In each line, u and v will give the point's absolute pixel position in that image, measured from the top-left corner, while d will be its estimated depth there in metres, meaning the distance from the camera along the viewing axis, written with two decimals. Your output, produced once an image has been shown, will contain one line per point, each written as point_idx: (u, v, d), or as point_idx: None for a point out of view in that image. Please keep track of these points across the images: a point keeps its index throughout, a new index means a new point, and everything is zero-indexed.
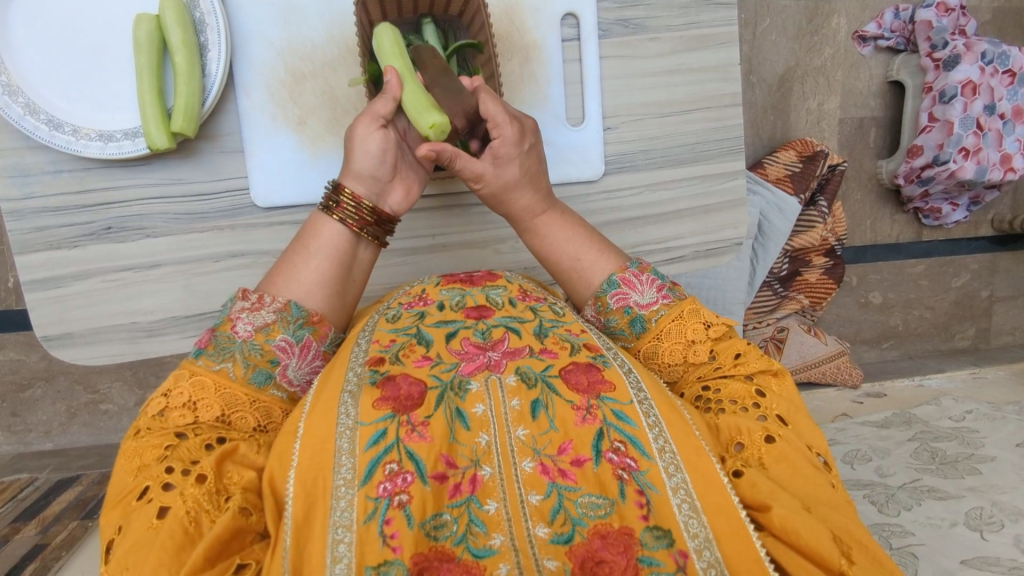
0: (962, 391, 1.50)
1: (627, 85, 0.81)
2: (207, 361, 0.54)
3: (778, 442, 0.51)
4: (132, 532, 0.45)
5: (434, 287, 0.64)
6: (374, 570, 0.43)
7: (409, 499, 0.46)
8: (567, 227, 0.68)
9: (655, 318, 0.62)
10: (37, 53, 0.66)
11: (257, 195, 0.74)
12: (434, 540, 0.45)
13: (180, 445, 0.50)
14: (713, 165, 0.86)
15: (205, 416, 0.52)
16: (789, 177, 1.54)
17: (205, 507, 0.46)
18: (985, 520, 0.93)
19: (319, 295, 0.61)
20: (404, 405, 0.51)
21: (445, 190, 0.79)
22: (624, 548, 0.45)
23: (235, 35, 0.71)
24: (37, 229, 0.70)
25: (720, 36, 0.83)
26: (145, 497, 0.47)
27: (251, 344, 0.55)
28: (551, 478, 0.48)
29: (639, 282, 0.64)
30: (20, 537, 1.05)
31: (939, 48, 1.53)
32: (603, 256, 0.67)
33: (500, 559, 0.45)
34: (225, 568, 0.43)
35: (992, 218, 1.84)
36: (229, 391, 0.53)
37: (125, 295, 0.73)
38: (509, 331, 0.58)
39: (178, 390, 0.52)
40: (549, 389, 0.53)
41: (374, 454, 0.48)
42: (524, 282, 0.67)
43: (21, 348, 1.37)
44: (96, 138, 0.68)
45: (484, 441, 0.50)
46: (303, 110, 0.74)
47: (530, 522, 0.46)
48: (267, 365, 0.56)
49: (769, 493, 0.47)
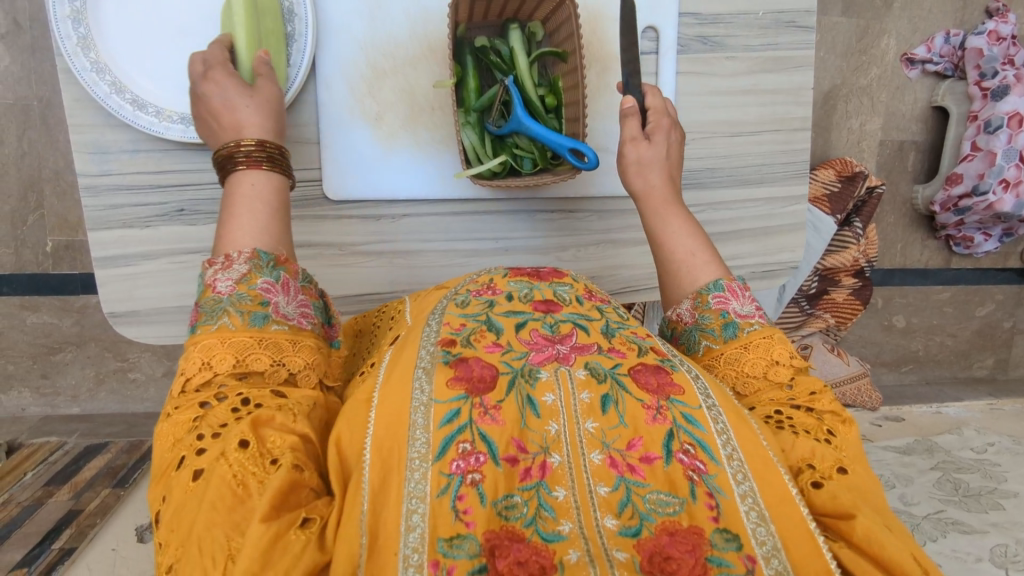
0: (982, 422, 1.51)
1: (700, 102, 0.81)
2: (205, 329, 0.49)
3: (851, 475, 0.48)
4: (178, 498, 0.41)
5: (502, 279, 0.61)
6: (446, 543, 0.40)
7: (482, 478, 0.43)
8: (684, 223, 0.67)
9: (748, 330, 0.59)
10: (126, 31, 0.66)
11: (329, 188, 0.74)
12: (505, 519, 0.42)
13: (207, 414, 0.45)
14: (776, 187, 0.86)
15: (221, 368, 0.48)
16: (827, 196, 1.54)
17: (250, 468, 0.42)
18: (1010, 558, 0.94)
19: (264, 235, 0.55)
20: (477, 387, 0.47)
21: (514, 198, 0.80)
22: (692, 547, 0.42)
23: (321, 27, 0.71)
24: (112, 206, 0.70)
25: (796, 59, 0.83)
26: (183, 465, 0.43)
27: (238, 295, 0.50)
28: (619, 472, 0.45)
29: (741, 294, 0.61)
30: (55, 501, 1.06)
31: (989, 77, 1.52)
32: (713, 257, 0.64)
33: (569, 545, 0.42)
34: (292, 521, 0.40)
35: (1022, 250, 1.84)
36: (236, 338, 0.49)
37: (192, 278, 0.74)
38: (577, 327, 0.55)
39: (191, 362, 0.48)
40: (619, 387, 0.49)
41: (447, 432, 0.44)
42: (590, 282, 0.64)
43: (55, 312, 1.37)
44: (178, 121, 0.68)
45: (554, 430, 0.47)
46: (382, 107, 0.74)
47: (598, 512, 0.43)
48: (260, 308, 0.50)
49: (850, 502, 0.45)
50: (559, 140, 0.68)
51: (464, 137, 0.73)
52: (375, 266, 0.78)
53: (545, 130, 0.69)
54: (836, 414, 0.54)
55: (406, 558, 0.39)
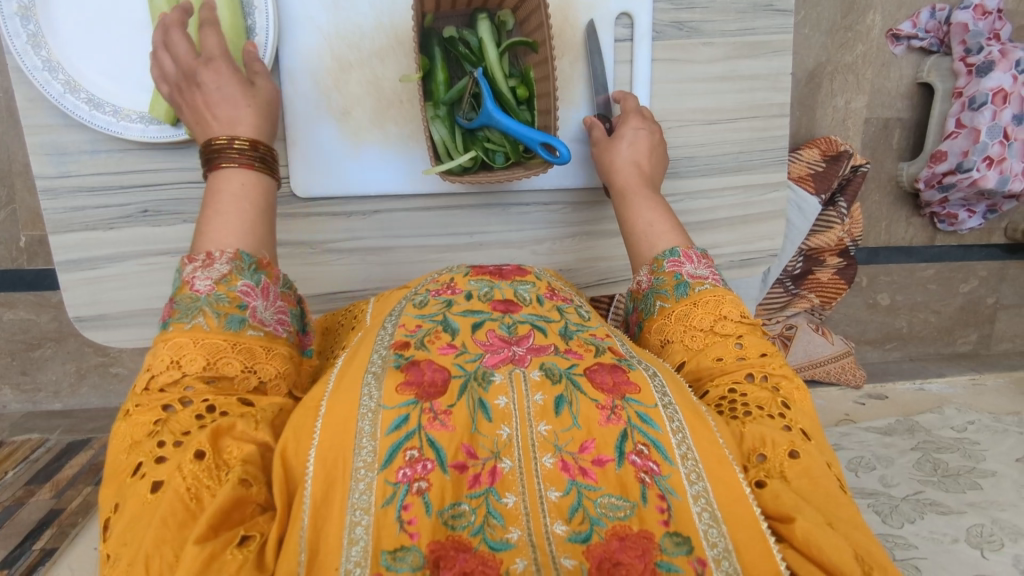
0: (964, 399, 1.52)
1: (676, 90, 0.80)
2: (178, 326, 0.49)
3: (802, 458, 0.47)
4: (130, 506, 0.40)
5: (462, 277, 0.61)
6: (390, 555, 0.39)
7: (428, 486, 0.42)
8: (653, 204, 0.70)
9: (698, 289, 0.61)
10: (78, 27, 0.64)
11: (297, 185, 0.73)
12: (451, 529, 0.41)
13: (170, 419, 0.45)
14: (755, 175, 0.85)
15: (191, 369, 0.47)
16: (812, 176, 1.53)
17: (205, 481, 0.41)
18: (986, 538, 0.96)
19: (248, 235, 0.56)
20: (427, 393, 0.46)
21: (487, 192, 0.79)
22: (642, 552, 0.40)
23: (283, 20, 0.69)
24: (74, 209, 0.69)
25: (773, 44, 0.81)
26: (138, 471, 0.42)
27: (216, 295, 0.50)
28: (571, 476, 0.44)
29: (695, 258, 0.64)
30: (36, 501, 1.06)
31: (974, 53, 1.51)
32: (674, 229, 0.68)
33: (517, 554, 0.40)
34: (230, 539, 0.39)
35: (1006, 226, 1.84)
36: (208, 340, 0.48)
37: (161, 281, 0.72)
38: (535, 328, 0.54)
39: (158, 359, 0.47)
40: (573, 387, 0.48)
41: (395, 438, 0.43)
42: (553, 279, 0.65)
43: (32, 308, 1.35)
44: (137, 120, 0.66)
45: (505, 434, 0.46)
46: (348, 100, 0.72)
47: (548, 518, 0.42)
48: (237, 310, 0.50)
49: (792, 503, 0.43)
50: (530, 133, 0.67)
51: (432, 132, 0.71)
52: (348, 263, 0.77)
53: (514, 122, 0.67)
54: (789, 379, 0.54)
55: (348, 573, 0.38)
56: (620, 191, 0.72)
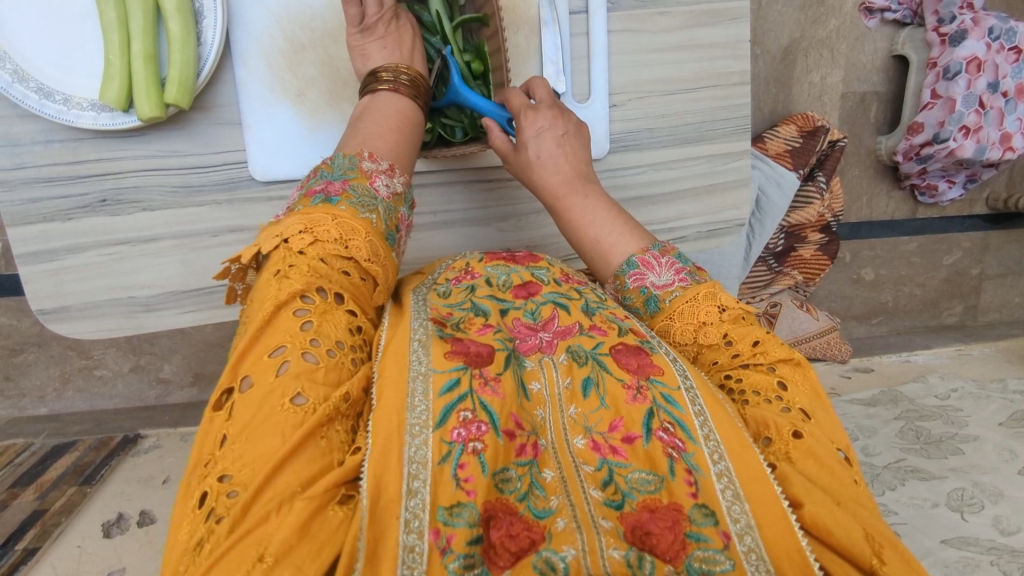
0: (948, 368, 1.53)
1: (634, 61, 0.80)
2: (349, 208, 0.51)
3: (807, 438, 0.43)
4: (267, 392, 0.39)
5: (479, 262, 0.58)
6: (446, 512, 0.37)
7: (484, 448, 0.40)
8: (598, 204, 0.63)
9: (669, 299, 0.55)
10: (24, 18, 0.64)
11: (257, 168, 0.72)
12: (500, 492, 0.40)
13: (319, 305, 0.45)
14: (718, 145, 0.85)
15: (356, 256, 0.49)
16: (789, 152, 1.53)
17: (337, 425, 0.40)
18: (966, 501, 0.96)
19: (411, 163, 0.61)
20: (474, 360, 0.45)
21: (448, 169, 0.79)
22: (672, 523, 0.39)
23: (231, 2, 0.68)
24: (31, 200, 0.69)
25: (730, 12, 0.81)
26: (282, 361, 0.41)
27: (390, 206, 0.55)
28: (602, 454, 0.43)
29: (657, 263, 0.57)
30: (19, 503, 1.02)
31: (947, 23, 1.50)
32: (624, 238, 0.61)
33: (557, 516, 0.40)
34: (333, 495, 0.36)
35: (987, 196, 1.85)
36: (375, 242, 0.51)
37: (121, 270, 0.72)
38: (559, 308, 0.52)
39: (324, 227, 0.48)
40: (600, 368, 0.47)
41: (448, 400, 0.41)
42: (566, 265, 0.60)
43: (12, 314, 1.35)
44: (88, 108, 0.66)
45: (540, 416, 0.45)
46: (302, 82, 0.72)
47: (585, 484, 0.41)
48: (394, 230, 0.55)
49: (802, 488, 0.40)
50: (494, 110, 0.70)
51: None
52: None
53: (481, 99, 0.70)
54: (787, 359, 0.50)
55: (407, 523, 0.35)
56: (551, 204, 0.66)
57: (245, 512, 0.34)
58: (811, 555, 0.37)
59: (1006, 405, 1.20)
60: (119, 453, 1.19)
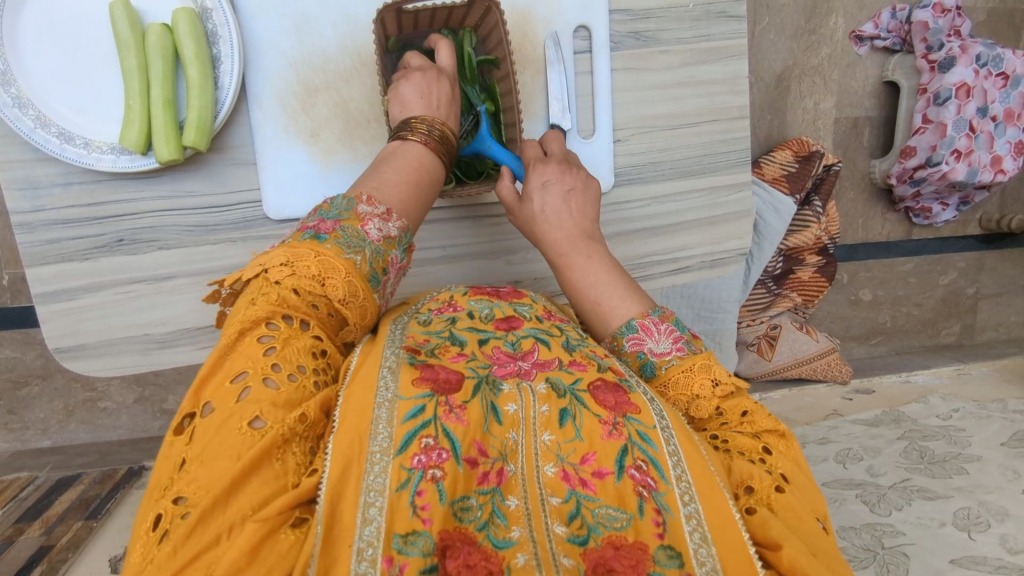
0: (949, 388, 1.54)
1: (637, 97, 0.82)
2: (334, 246, 0.51)
3: (788, 494, 0.44)
4: (226, 416, 0.40)
5: (463, 296, 0.58)
6: (401, 539, 0.37)
7: (443, 475, 0.40)
8: (597, 267, 0.63)
9: (665, 367, 0.54)
10: (44, 65, 0.65)
11: (269, 208, 0.74)
12: (460, 520, 0.40)
13: (292, 335, 0.45)
14: (720, 177, 0.87)
15: (332, 294, 0.49)
16: (786, 177, 1.54)
17: (294, 448, 0.40)
18: (973, 520, 0.97)
19: (417, 214, 0.60)
20: (442, 388, 0.45)
21: (457, 205, 0.81)
22: (635, 562, 0.39)
23: (248, 47, 0.70)
24: (49, 241, 0.70)
25: (728, 49, 0.84)
26: (243, 389, 0.41)
27: (378, 247, 0.53)
28: (571, 486, 0.43)
29: (657, 330, 0.56)
30: (26, 538, 1.02)
31: (935, 50, 1.54)
32: (626, 302, 0.59)
33: (518, 550, 0.39)
34: (285, 519, 0.37)
35: (980, 217, 1.88)
36: (355, 281, 0.50)
37: (137, 308, 0.73)
38: (539, 342, 0.52)
39: (305, 262, 0.49)
40: (577, 402, 0.47)
41: (411, 427, 0.42)
42: (549, 302, 0.61)
43: (17, 346, 1.36)
44: (108, 151, 0.67)
45: (513, 440, 0.45)
46: (316, 123, 0.74)
47: (549, 518, 0.41)
48: (381, 272, 0.54)
49: (780, 532, 0.41)
50: (511, 161, 0.72)
51: None
52: None
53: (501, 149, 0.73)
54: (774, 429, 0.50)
55: (360, 551, 0.36)
56: (554, 259, 0.65)
57: (192, 532, 0.35)
58: None
59: (1008, 425, 1.21)
60: (124, 486, 1.19)
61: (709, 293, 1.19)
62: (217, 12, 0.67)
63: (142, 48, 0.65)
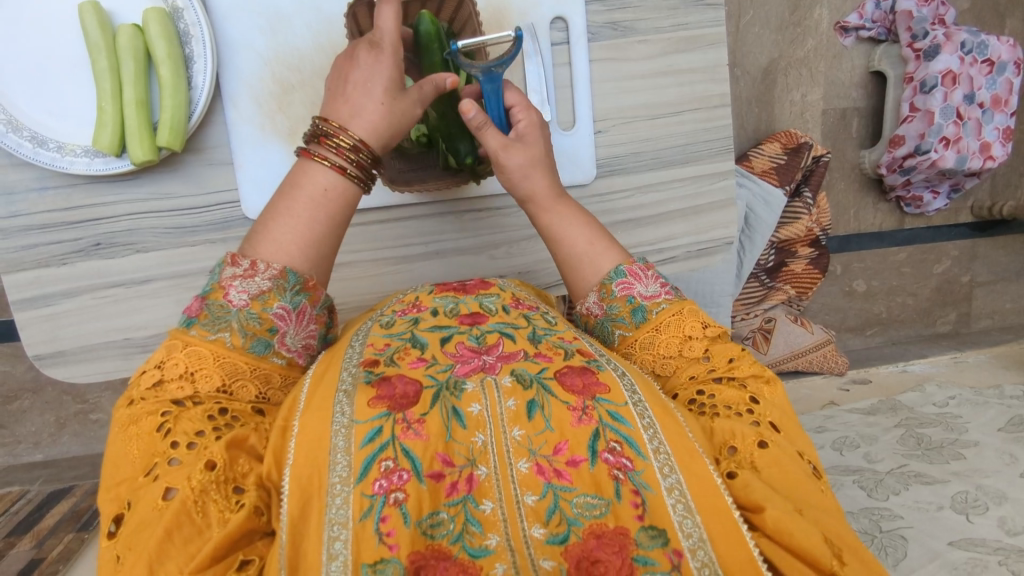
0: (946, 376, 1.53)
1: (616, 87, 0.82)
2: (201, 330, 0.49)
3: (772, 448, 0.45)
4: (139, 506, 0.40)
5: (427, 295, 0.57)
6: (370, 569, 0.37)
7: (406, 497, 0.40)
8: (569, 215, 0.62)
9: (656, 310, 0.56)
10: (15, 70, 0.65)
11: (249, 208, 0.73)
12: (430, 538, 0.39)
13: (179, 417, 0.45)
14: (703, 165, 0.86)
15: (204, 388, 0.47)
16: (775, 169, 1.54)
17: (213, 496, 0.40)
18: (970, 503, 0.96)
19: (311, 248, 0.55)
20: (400, 403, 0.44)
21: (438, 200, 0.80)
22: (619, 548, 0.39)
23: (221, 46, 0.70)
24: (25, 247, 0.69)
25: (708, 37, 0.83)
26: (152, 473, 0.42)
27: (248, 312, 0.50)
28: (546, 479, 0.42)
29: (644, 274, 0.58)
30: (16, 552, 1.01)
31: (920, 38, 1.53)
32: (612, 246, 0.61)
33: (496, 559, 0.39)
34: (228, 565, 0.38)
35: (972, 204, 1.88)
36: (229, 360, 0.48)
37: (117, 312, 0.73)
38: (504, 336, 0.51)
39: (173, 360, 0.48)
40: (544, 391, 0.46)
41: (369, 451, 0.41)
42: (518, 289, 0.61)
43: (7, 360, 1.35)
44: (82, 154, 0.67)
45: (480, 441, 0.44)
46: (293, 121, 0.73)
47: (525, 522, 0.40)
48: (266, 334, 0.50)
49: (762, 493, 0.42)
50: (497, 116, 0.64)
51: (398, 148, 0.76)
52: None
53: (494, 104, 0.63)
54: (758, 375, 0.52)
55: None
56: (547, 205, 0.63)
57: None
58: (763, 562, 0.39)
59: (1004, 410, 1.20)
60: None
61: (701, 286, 1.18)
62: (188, 11, 0.67)
63: (111, 49, 0.65)
